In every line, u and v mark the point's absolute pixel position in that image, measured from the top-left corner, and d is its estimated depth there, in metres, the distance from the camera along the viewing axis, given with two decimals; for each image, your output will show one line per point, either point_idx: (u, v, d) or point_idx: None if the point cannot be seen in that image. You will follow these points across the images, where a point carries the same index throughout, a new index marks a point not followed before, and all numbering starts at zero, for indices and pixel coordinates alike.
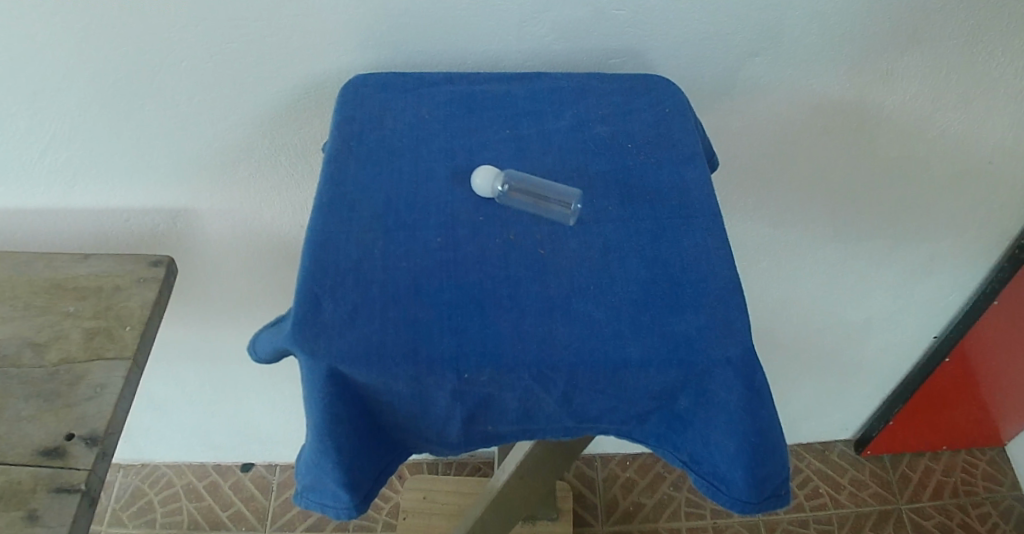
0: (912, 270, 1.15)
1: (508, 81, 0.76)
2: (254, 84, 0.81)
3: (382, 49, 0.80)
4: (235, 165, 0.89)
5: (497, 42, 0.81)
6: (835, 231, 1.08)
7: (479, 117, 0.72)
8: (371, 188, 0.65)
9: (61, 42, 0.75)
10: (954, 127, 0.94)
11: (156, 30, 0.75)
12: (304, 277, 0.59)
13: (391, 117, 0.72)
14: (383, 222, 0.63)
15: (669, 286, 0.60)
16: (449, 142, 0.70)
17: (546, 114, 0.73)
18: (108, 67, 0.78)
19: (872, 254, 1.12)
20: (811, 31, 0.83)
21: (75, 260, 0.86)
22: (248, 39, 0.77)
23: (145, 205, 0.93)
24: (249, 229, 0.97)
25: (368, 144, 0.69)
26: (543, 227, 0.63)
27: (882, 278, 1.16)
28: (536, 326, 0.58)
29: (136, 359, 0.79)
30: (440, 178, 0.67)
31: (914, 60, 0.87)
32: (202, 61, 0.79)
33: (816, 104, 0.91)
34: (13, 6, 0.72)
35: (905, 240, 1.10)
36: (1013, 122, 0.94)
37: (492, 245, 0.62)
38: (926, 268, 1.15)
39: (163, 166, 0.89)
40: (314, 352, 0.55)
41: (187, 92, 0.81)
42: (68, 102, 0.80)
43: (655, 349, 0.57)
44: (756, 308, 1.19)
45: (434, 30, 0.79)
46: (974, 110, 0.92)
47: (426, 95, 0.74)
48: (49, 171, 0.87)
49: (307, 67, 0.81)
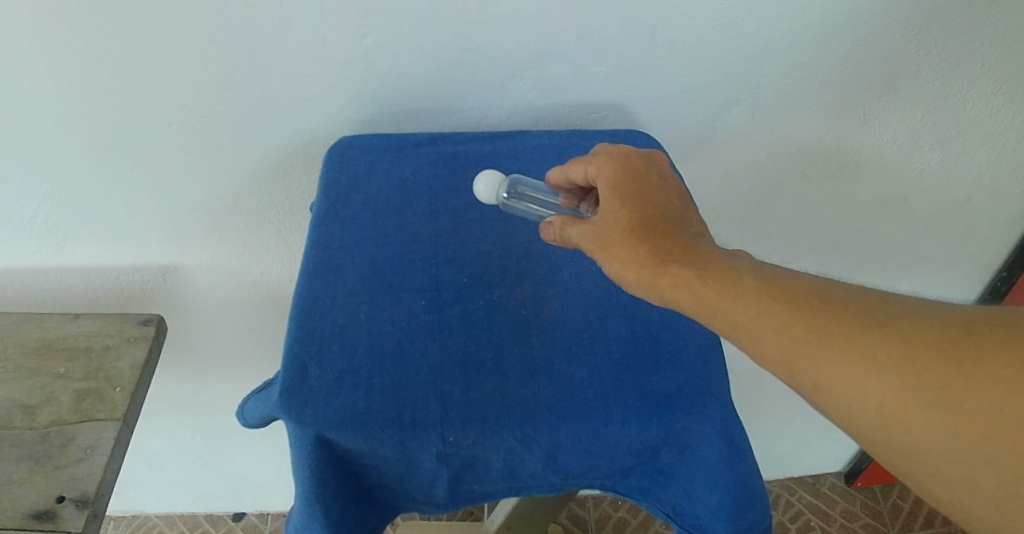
0: None
1: (491, 140, 0.78)
2: (244, 142, 0.83)
3: (369, 108, 0.83)
4: (225, 222, 0.91)
5: (480, 100, 0.84)
6: (815, 269, 1.10)
7: (463, 177, 0.75)
8: (356, 252, 0.68)
9: (49, 110, 0.77)
10: (933, 167, 0.96)
11: (144, 93, 0.77)
12: (291, 344, 0.60)
13: (376, 179, 0.74)
14: (368, 286, 0.65)
15: (649, 346, 0.62)
16: (434, 203, 0.72)
17: (528, 173, 0.75)
18: (97, 132, 0.80)
19: None
20: (787, 81, 0.86)
21: (65, 320, 0.86)
22: (235, 102, 0.79)
23: (136, 263, 0.94)
24: (238, 282, 0.99)
25: (353, 208, 0.71)
26: (526, 288, 0.66)
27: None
28: (519, 388, 0.59)
29: (126, 420, 0.80)
30: (424, 240, 0.69)
31: (891, 104, 0.89)
32: (192, 123, 0.80)
33: (795, 149, 0.93)
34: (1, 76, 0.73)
35: (886, 277, 1.13)
36: (990, 161, 0.96)
37: (476, 307, 0.64)
38: None
39: (152, 224, 0.90)
40: (301, 418, 0.57)
41: (176, 150, 0.83)
42: (58, 165, 0.82)
43: (635, 408, 0.59)
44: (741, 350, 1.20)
45: (418, 89, 0.82)
46: (951, 151, 0.95)
47: (410, 156, 0.76)
48: (39, 232, 0.88)
49: (296, 125, 0.83)
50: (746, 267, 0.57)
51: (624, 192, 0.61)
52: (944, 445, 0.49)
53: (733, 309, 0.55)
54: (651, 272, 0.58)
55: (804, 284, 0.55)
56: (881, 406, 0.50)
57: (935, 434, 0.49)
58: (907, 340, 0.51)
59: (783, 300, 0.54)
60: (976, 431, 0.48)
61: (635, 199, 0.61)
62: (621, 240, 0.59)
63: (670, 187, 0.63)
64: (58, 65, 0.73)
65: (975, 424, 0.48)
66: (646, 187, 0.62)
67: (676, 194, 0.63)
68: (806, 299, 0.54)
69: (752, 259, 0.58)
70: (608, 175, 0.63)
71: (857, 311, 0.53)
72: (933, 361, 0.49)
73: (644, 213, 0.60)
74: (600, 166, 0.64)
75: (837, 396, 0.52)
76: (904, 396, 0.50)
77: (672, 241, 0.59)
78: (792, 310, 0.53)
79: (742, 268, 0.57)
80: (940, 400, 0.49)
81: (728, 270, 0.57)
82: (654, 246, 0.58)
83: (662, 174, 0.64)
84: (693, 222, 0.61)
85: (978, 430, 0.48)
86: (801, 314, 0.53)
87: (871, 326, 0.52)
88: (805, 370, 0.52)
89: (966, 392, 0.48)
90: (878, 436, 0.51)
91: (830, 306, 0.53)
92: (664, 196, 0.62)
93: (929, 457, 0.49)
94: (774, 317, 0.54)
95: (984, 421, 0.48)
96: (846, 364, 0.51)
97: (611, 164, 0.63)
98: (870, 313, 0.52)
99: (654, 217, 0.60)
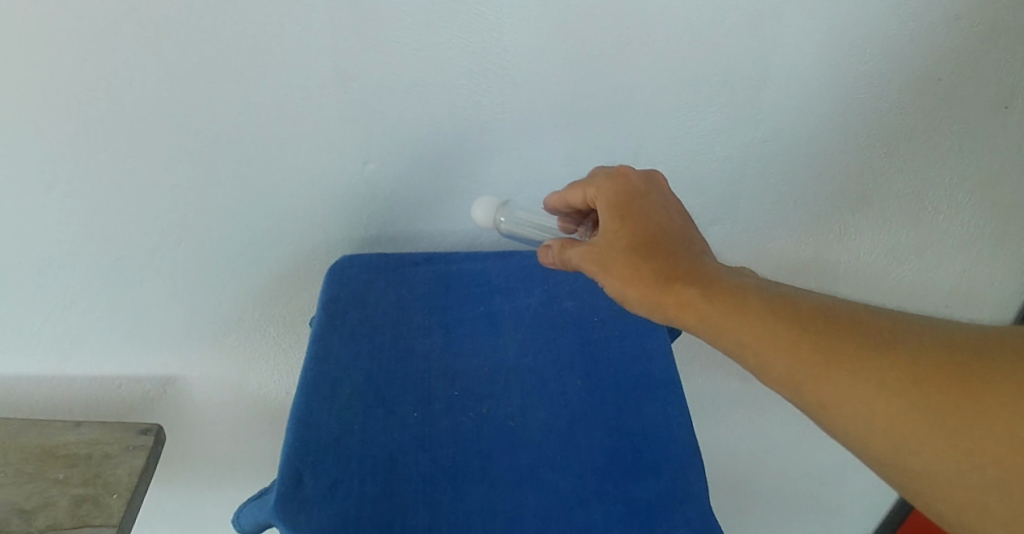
0: None
1: (483, 259, 0.83)
2: (250, 258, 0.89)
3: (369, 228, 0.89)
4: (228, 334, 0.95)
5: (475, 222, 0.91)
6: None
7: (456, 295, 0.80)
8: (352, 365, 0.72)
9: (66, 229, 0.82)
10: (909, 276, 1.04)
11: (158, 214, 0.82)
12: (287, 453, 0.63)
13: (374, 295, 0.78)
14: (363, 398, 0.69)
15: (630, 455, 0.67)
16: (428, 319, 0.77)
17: (518, 291, 0.81)
18: (111, 250, 0.85)
19: None
20: (764, 202, 0.94)
21: (66, 427, 0.89)
22: (245, 222, 0.85)
23: (138, 373, 0.97)
24: (236, 394, 1.02)
25: (351, 322, 0.76)
26: (514, 401, 0.70)
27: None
28: (505, 497, 0.63)
29: (121, 527, 0.81)
30: (418, 355, 0.74)
31: (864, 219, 0.97)
32: (203, 240, 0.86)
33: (776, 264, 1.00)
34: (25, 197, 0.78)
35: None
36: (963, 268, 1.04)
37: (465, 420, 0.68)
38: None
39: (158, 335, 0.94)
40: (294, 525, 0.59)
41: (186, 266, 0.88)
42: (72, 279, 0.86)
43: (616, 512, 0.63)
44: (732, 455, 1.25)
45: (417, 211, 0.88)
46: (928, 260, 1.03)
47: (407, 274, 0.80)
48: (47, 342, 0.92)
49: (303, 243, 0.89)
50: (750, 288, 0.61)
51: (627, 216, 0.68)
52: (952, 466, 0.52)
53: (738, 329, 0.59)
54: (655, 290, 0.63)
55: (806, 303, 0.60)
56: (889, 427, 0.54)
57: (942, 453, 0.52)
58: (910, 360, 0.54)
59: (789, 320, 0.58)
60: (984, 454, 0.51)
61: (640, 223, 0.67)
62: (621, 260, 0.65)
63: (671, 207, 0.69)
64: (78, 189, 0.79)
65: (980, 443, 0.51)
66: (644, 207, 0.69)
67: (675, 213, 0.69)
68: (812, 319, 0.58)
69: (753, 278, 0.63)
70: (608, 196, 0.70)
71: (863, 332, 0.57)
72: (939, 382, 0.53)
73: (646, 233, 0.67)
74: (600, 189, 0.71)
75: (844, 415, 0.55)
76: (913, 417, 0.53)
77: (676, 261, 0.64)
78: (799, 331, 0.58)
79: (748, 288, 0.61)
80: (947, 421, 0.52)
81: (733, 290, 0.61)
82: (658, 266, 0.64)
83: (664, 196, 0.70)
84: (695, 241, 0.67)
85: (988, 454, 0.51)
86: (807, 335, 0.57)
87: (877, 347, 0.56)
88: (813, 390, 0.56)
89: (971, 413, 0.52)
90: (887, 457, 0.54)
91: (837, 326, 0.57)
92: (667, 219, 0.68)
93: (937, 478, 0.53)
94: (779, 337, 0.58)
95: (993, 444, 0.51)
96: (854, 384, 0.55)
97: (610, 188, 0.70)
98: (876, 333, 0.56)
99: (656, 237, 0.66)
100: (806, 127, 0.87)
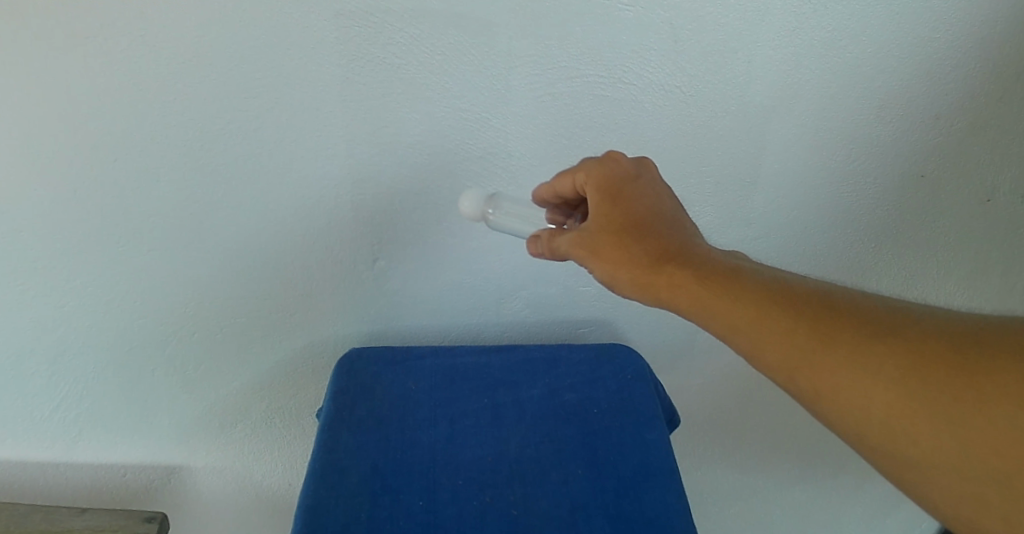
0: (880, 506, 1.24)
1: (486, 353, 0.87)
2: (261, 350, 0.92)
3: (378, 321, 0.93)
4: (235, 424, 0.98)
5: (479, 316, 0.95)
6: (798, 464, 1.17)
7: (461, 387, 0.83)
8: (359, 455, 0.74)
9: (83, 320, 0.85)
10: None
11: (173, 306, 0.86)
12: None
13: (381, 388, 0.82)
14: (370, 487, 0.71)
15: None
16: (433, 411, 0.80)
17: (520, 384, 0.83)
18: (126, 341, 0.88)
19: (837, 494, 1.21)
20: None
21: (73, 513, 0.90)
22: (258, 314, 0.89)
23: (143, 462, 0.98)
24: (240, 483, 1.03)
25: (359, 414, 0.78)
26: (516, 490, 0.72)
27: (849, 513, 1.24)
28: None
29: None
30: (423, 445, 0.76)
31: None
32: (215, 331, 0.89)
33: None
34: (46, 290, 0.82)
35: (866, 478, 1.20)
36: None
37: (469, 508, 0.71)
38: (892, 503, 1.24)
39: (165, 424, 0.96)
40: None
41: (198, 358, 0.91)
42: (84, 368, 0.89)
43: None
44: None
45: (424, 305, 0.93)
46: None
47: (413, 368, 0.84)
48: (54, 431, 0.93)
49: (313, 333, 0.92)
50: (745, 273, 0.62)
51: (617, 199, 0.67)
52: (949, 456, 0.54)
53: (732, 313, 0.61)
54: (645, 274, 0.64)
55: (802, 290, 0.61)
56: (885, 416, 0.56)
57: (939, 442, 0.54)
58: (910, 348, 0.56)
59: (785, 306, 0.60)
60: (982, 447, 0.52)
61: (632, 206, 0.67)
62: (612, 245, 0.65)
63: (662, 190, 0.69)
64: (98, 283, 0.82)
65: (977, 433, 0.53)
66: (635, 192, 0.68)
67: (665, 196, 0.69)
68: (808, 307, 0.60)
69: (748, 263, 0.64)
70: (595, 181, 0.68)
71: (861, 320, 0.58)
72: (939, 373, 0.55)
73: (637, 216, 0.66)
74: (589, 174, 0.69)
75: (839, 402, 0.57)
76: (909, 407, 0.55)
77: (668, 243, 0.65)
78: (795, 317, 0.59)
79: (743, 274, 0.62)
80: (947, 410, 0.54)
81: (728, 274, 0.62)
82: (650, 250, 0.64)
83: (655, 179, 0.70)
84: (686, 225, 0.67)
85: (985, 445, 0.52)
86: (802, 321, 0.59)
87: (874, 337, 0.57)
88: (809, 377, 0.58)
89: (973, 403, 0.53)
90: (883, 446, 0.56)
91: (834, 314, 0.59)
92: (660, 203, 0.68)
93: (931, 468, 0.54)
94: (775, 323, 0.59)
95: (993, 436, 0.52)
96: (851, 372, 0.57)
97: (598, 173, 0.68)
98: (874, 322, 0.58)
99: (646, 221, 0.66)
100: (791, 229, 0.93)
